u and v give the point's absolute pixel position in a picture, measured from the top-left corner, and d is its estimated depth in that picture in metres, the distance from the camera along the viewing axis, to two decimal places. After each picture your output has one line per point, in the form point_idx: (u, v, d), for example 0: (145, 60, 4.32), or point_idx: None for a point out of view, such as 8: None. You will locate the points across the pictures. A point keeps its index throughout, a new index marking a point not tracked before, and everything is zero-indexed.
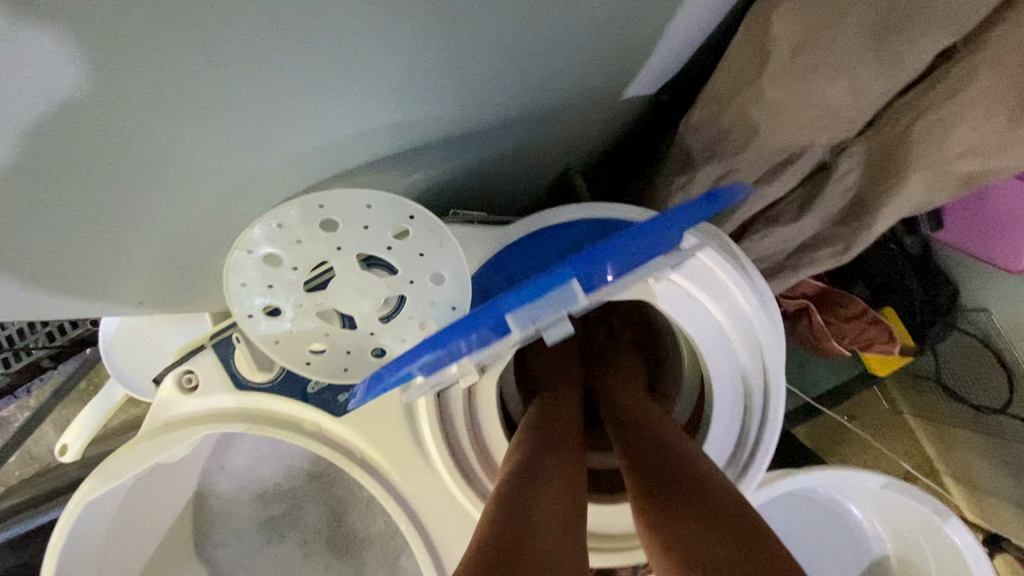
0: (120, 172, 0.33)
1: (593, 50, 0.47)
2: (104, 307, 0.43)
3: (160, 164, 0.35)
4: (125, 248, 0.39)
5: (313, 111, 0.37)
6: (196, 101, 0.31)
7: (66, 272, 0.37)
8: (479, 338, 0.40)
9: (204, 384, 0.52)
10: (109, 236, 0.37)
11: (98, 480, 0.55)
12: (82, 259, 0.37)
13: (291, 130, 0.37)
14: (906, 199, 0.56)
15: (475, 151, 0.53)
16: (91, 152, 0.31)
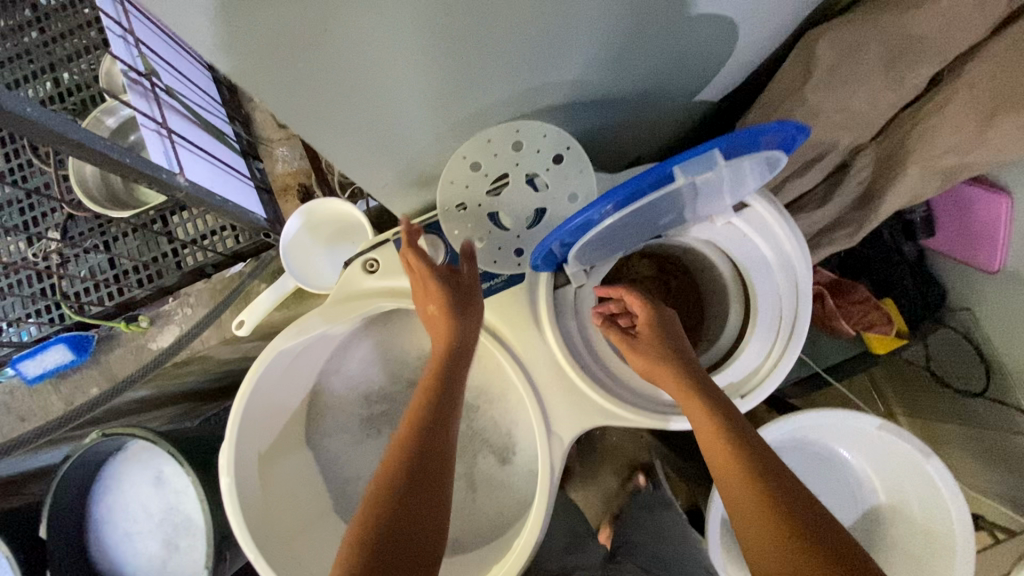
0: (417, 90, 0.52)
1: (693, 55, 0.67)
2: (357, 176, 0.62)
3: (436, 98, 0.55)
4: (380, 150, 0.59)
5: (527, 70, 0.56)
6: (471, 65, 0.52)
7: (350, 147, 0.56)
8: (619, 202, 0.53)
9: (384, 269, 0.71)
10: (385, 129, 0.56)
11: (289, 335, 0.71)
12: (362, 140, 0.56)
13: (510, 78, 0.56)
14: (905, 189, 0.76)
15: (594, 122, 0.72)
16: (413, 80, 0.51)
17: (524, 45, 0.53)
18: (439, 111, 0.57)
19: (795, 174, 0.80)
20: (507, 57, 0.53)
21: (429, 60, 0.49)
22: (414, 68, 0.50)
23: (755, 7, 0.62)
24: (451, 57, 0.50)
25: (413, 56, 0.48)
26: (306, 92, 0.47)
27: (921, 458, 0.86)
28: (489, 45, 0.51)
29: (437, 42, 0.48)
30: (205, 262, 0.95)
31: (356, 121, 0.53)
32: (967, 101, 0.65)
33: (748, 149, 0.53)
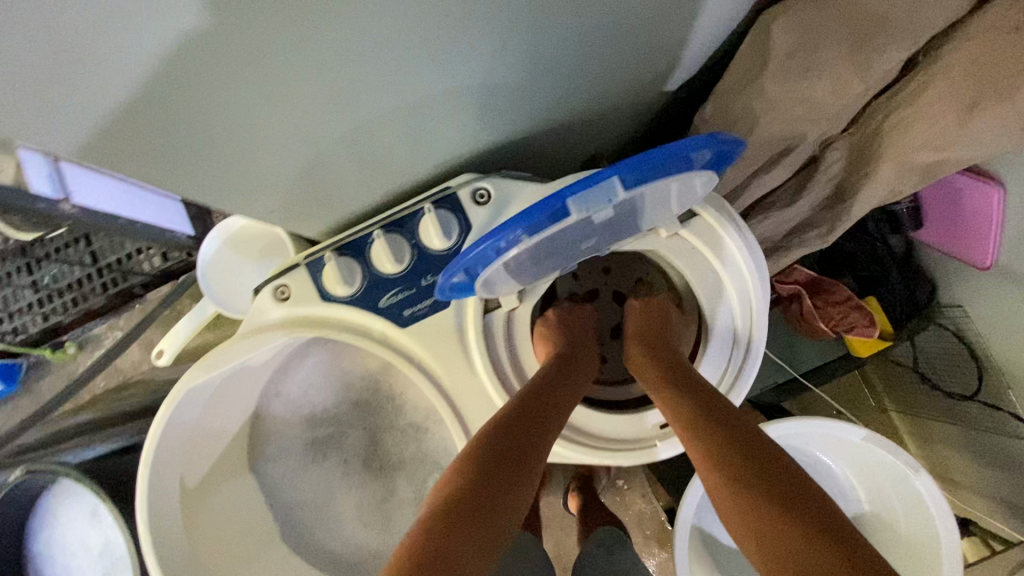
0: (270, 112, 0.43)
1: (631, 45, 0.58)
2: (244, 208, 0.55)
3: (304, 120, 0.46)
4: (257, 180, 0.51)
5: (416, 78, 0.47)
6: (336, 83, 0.43)
7: (217, 180, 0.48)
8: (528, 229, 0.46)
9: (296, 295, 0.64)
10: (249, 158, 0.48)
11: (201, 369, 0.66)
12: (222, 170, 0.47)
13: (392, 92, 0.47)
14: (880, 186, 0.68)
15: (526, 126, 0.64)
16: (262, 105, 0.42)
17: (409, 54, 0.44)
18: (322, 130, 0.49)
19: (759, 171, 0.72)
20: (380, 72, 0.44)
21: (272, 86, 0.40)
22: (257, 92, 0.41)
23: None
24: (300, 79, 0.41)
25: (250, 78, 0.39)
26: (138, 137, 0.39)
27: (910, 473, 0.79)
28: (355, 62, 0.42)
29: (273, 66, 0.39)
30: (131, 284, 0.87)
31: (204, 155, 0.45)
32: (947, 89, 0.56)
33: (653, 177, 0.45)
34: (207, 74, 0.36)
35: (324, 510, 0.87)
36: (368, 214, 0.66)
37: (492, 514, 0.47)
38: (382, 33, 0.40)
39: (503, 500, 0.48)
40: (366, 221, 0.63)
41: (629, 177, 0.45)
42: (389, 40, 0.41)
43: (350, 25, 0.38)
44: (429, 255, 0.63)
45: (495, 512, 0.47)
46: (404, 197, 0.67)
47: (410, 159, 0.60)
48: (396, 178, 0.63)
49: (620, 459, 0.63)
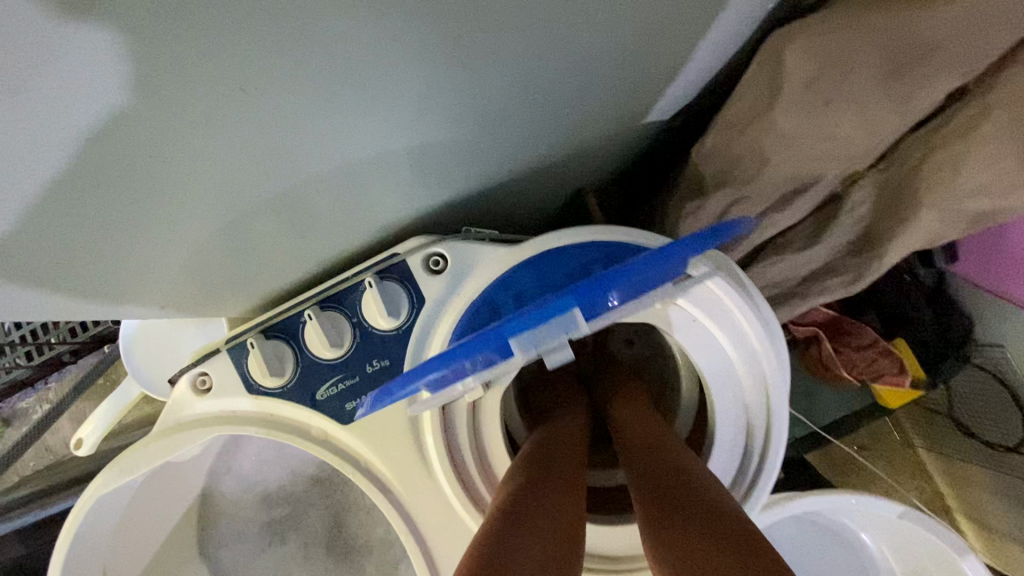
0: (118, 216, 0.32)
1: (611, 79, 0.46)
2: (128, 307, 0.43)
3: (176, 214, 0.35)
4: (135, 280, 0.40)
5: (320, 149, 0.36)
6: (200, 168, 0.32)
7: (78, 293, 0.37)
8: (484, 357, 0.41)
9: (218, 387, 0.54)
10: (114, 264, 0.36)
11: (112, 474, 0.56)
12: (79, 284, 0.36)
13: (289, 165, 0.36)
14: (918, 233, 0.56)
15: (487, 174, 0.53)
16: (100, 213, 0.30)
17: (300, 127, 0.32)
18: (210, 220, 0.38)
19: (768, 214, 0.62)
20: (264, 147, 0.33)
21: (101, 190, 0.29)
22: (82, 201, 0.29)
23: (692, 6, 0.41)
24: (141, 175, 0.29)
25: (59, 190, 0.27)
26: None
27: (955, 556, 0.68)
28: (220, 143, 0.30)
29: (89, 171, 0.27)
30: (58, 352, 0.76)
31: (45, 276, 0.33)
32: (1004, 124, 0.44)
33: (626, 292, 0.41)
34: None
35: None
36: (304, 285, 0.55)
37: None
38: (271, 108, 0.29)
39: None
40: (299, 298, 0.53)
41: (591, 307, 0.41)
42: (261, 114, 0.29)
43: (220, 108, 0.27)
44: (374, 337, 0.52)
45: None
46: (348, 262, 0.56)
47: (347, 224, 0.50)
48: (334, 245, 0.52)
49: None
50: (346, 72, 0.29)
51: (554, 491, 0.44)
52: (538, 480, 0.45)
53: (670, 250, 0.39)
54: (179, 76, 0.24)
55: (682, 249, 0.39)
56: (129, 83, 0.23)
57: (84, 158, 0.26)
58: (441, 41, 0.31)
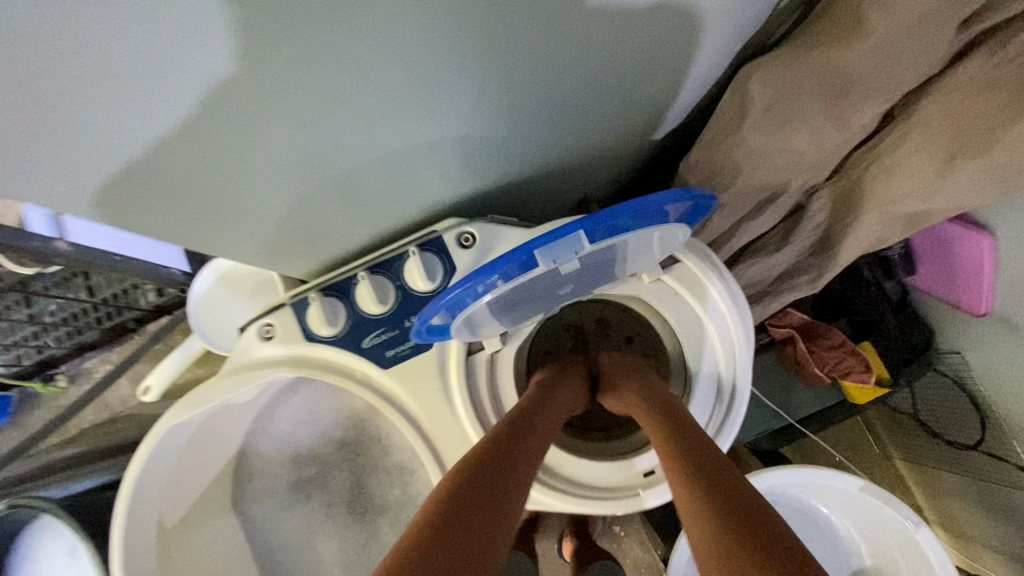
0: (246, 167, 0.44)
1: (613, 95, 0.59)
2: (224, 251, 0.55)
3: (283, 172, 0.47)
4: (236, 227, 0.52)
5: (391, 133, 0.48)
6: (309, 138, 0.44)
7: (198, 229, 0.49)
8: (507, 273, 0.48)
9: (280, 335, 0.65)
10: (230, 208, 0.48)
11: (182, 407, 0.66)
12: (202, 221, 0.48)
13: (368, 145, 0.48)
14: (866, 233, 0.68)
15: (510, 170, 0.65)
16: (237, 161, 0.42)
17: (382, 114, 0.44)
18: (302, 182, 0.50)
19: (744, 217, 0.74)
20: (355, 128, 0.45)
21: (243, 144, 0.41)
22: (229, 150, 0.41)
23: (672, 42, 0.54)
24: (271, 136, 0.41)
25: (221, 138, 0.39)
26: (126, 197, 0.40)
27: (910, 527, 0.76)
28: (327, 121, 0.42)
29: (242, 128, 0.39)
30: (125, 318, 0.88)
31: (184, 207, 0.45)
32: (925, 142, 0.56)
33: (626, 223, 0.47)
34: (168, 137, 0.36)
35: (305, 552, 0.85)
36: (355, 255, 0.67)
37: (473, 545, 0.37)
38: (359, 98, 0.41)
39: (481, 525, 0.39)
40: (352, 263, 0.64)
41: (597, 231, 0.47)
42: (361, 101, 0.41)
43: (325, 94, 0.39)
44: (412, 298, 0.64)
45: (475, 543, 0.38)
46: (390, 237, 0.67)
47: (394, 201, 0.61)
48: (381, 220, 0.64)
49: (607, 507, 0.61)
50: (417, 73, 0.41)
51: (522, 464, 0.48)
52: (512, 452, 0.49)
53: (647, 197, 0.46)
54: (320, 67, 0.36)
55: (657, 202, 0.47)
56: (291, 68, 0.35)
57: (243, 117, 0.38)
58: (483, 52, 0.42)
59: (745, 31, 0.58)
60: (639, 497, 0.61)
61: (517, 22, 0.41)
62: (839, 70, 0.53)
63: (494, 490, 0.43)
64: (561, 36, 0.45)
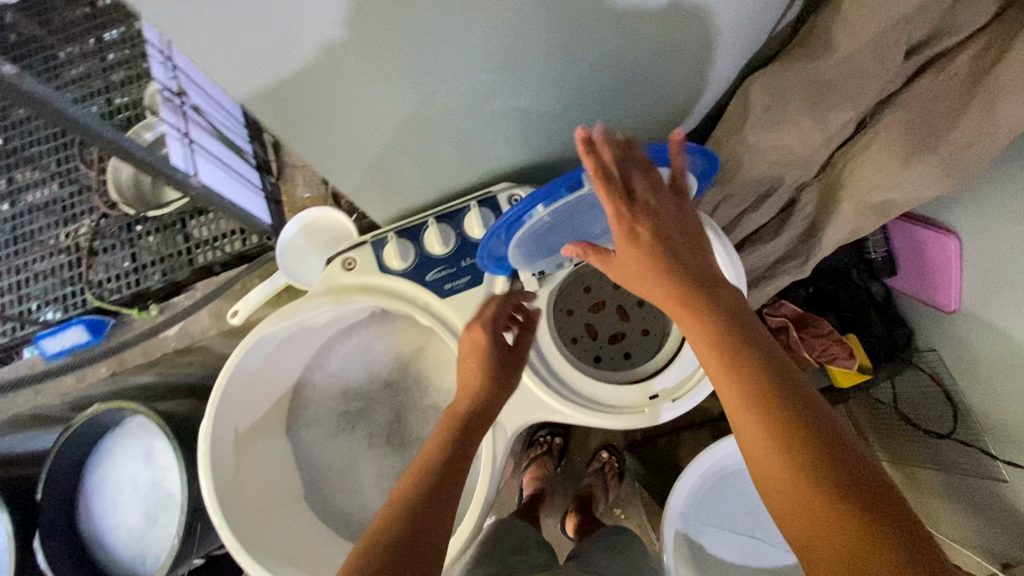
0: (371, 105, 0.59)
1: (642, 90, 0.75)
2: (334, 177, 0.71)
3: (393, 117, 0.62)
4: (348, 157, 0.67)
5: (475, 97, 0.63)
6: (419, 91, 0.59)
7: (323, 150, 0.65)
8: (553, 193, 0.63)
9: (360, 266, 0.80)
10: (348, 138, 0.64)
11: (272, 321, 0.81)
12: (327, 143, 0.64)
13: (458, 104, 0.63)
14: (845, 222, 0.82)
15: (554, 146, 0.81)
16: (366, 98, 0.58)
17: (473, 79, 0.60)
18: (403, 129, 0.65)
19: (746, 208, 0.89)
20: (451, 87, 0.60)
21: (374, 86, 0.56)
22: (363, 89, 0.56)
23: (693, 49, 0.69)
24: (394, 84, 0.57)
25: (363, 77, 0.54)
26: (284, 118, 0.58)
27: None
28: (435, 79, 0.58)
29: (379, 72, 0.54)
30: (212, 262, 1.04)
31: (319, 129, 0.61)
32: (889, 140, 0.71)
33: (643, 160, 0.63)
34: (331, 66, 0.52)
35: (347, 474, 0.98)
36: (424, 207, 0.82)
37: (449, 499, 0.58)
38: (456, 67, 0.57)
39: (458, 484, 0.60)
40: (424, 212, 0.79)
41: None
42: (462, 66, 0.57)
43: (434, 61, 0.55)
44: (470, 242, 0.79)
45: (452, 497, 0.58)
46: (453, 194, 0.83)
47: (462, 161, 0.77)
48: (449, 178, 0.79)
49: (614, 423, 0.75)
50: (504, 49, 0.57)
51: (458, 460, 0.62)
52: (453, 450, 0.62)
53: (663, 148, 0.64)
54: (442, 34, 0.52)
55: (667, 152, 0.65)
56: (425, 31, 0.51)
57: (383, 63, 0.53)
58: (551, 44, 0.59)
59: (753, 46, 0.73)
60: (644, 414, 0.74)
61: (578, 25, 0.57)
62: (824, 79, 0.67)
63: (434, 503, 0.57)
64: (604, 38, 0.61)
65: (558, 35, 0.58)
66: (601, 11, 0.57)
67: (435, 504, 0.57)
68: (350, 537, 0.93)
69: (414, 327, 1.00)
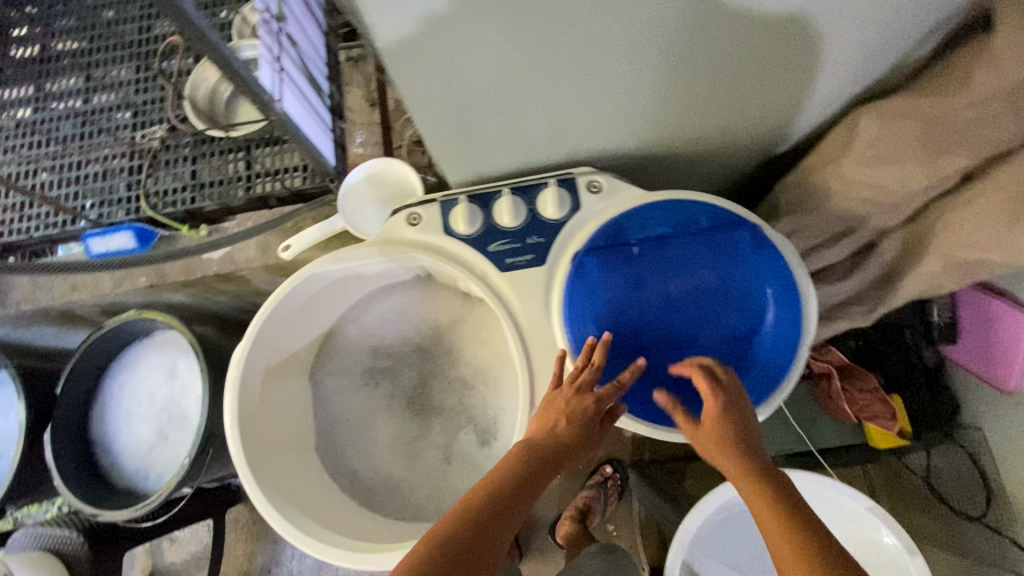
0: (478, 61, 0.57)
1: (747, 102, 0.73)
2: (421, 129, 0.69)
3: (497, 76, 0.60)
4: (438, 112, 0.66)
5: (579, 70, 0.61)
6: (528, 54, 0.57)
7: (416, 98, 0.63)
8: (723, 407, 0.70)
9: (425, 224, 0.78)
10: (447, 92, 0.62)
11: (325, 262, 0.79)
12: (422, 93, 0.62)
13: (560, 73, 0.61)
14: (926, 274, 0.79)
15: (643, 139, 0.79)
16: (475, 52, 0.56)
17: (582, 50, 0.58)
18: (498, 92, 0.63)
19: (822, 243, 0.86)
20: (557, 54, 0.58)
21: (488, 39, 0.54)
22: (474, 40, 0.54)
23: (808, 69, 0.67)
24: (507, 40, 0.55)
25: (478, 27, 0.52)
26: (409, 71, 0.58)
27: (906, 555, 0.83)
28: (547, 41, 0.55)
29: (495, 23, 0.52)
30: (270, 194, 1.04)
31: (419, 78, 0.59)
32: (989, 199, 0.66)
33: (779, 340, 0.70)
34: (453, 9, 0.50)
35: (362, 430, 0.96)
36: (499, 177, 0.81)
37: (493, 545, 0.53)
38: (582, 39, 0.56)
39: (504, 534, 0.55)
40: (499, 181, 0.78)
41: (775, 351, 0.70)
42: (576, 32, 0.55)
43: (566, 30, 0.55)
44: (540, 221, 0.77)
45: (506, 528, 0.55)
46: (531, 169, 0.81)
47: (548, 138, 0.75)
48: (531, 152, 0.78)
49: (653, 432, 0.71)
50: (627, 21, 0.54)
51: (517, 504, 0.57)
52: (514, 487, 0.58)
53: (791, 320, 0.70)
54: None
55: (788, 320, 0.70)
56: None
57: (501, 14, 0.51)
58: (673, 36, 0.58)
59: (868, 77, 0.70)
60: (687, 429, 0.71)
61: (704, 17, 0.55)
62: (939, 124, 0.64)
63: (482, 538, 0.53)
64: (725, 47, 0.61)
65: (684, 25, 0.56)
66: (731, 21, 0.57)
67: (480, 540, 0.53)
68: (353, 494, 0.91)
69: (456, 297, 0.99)
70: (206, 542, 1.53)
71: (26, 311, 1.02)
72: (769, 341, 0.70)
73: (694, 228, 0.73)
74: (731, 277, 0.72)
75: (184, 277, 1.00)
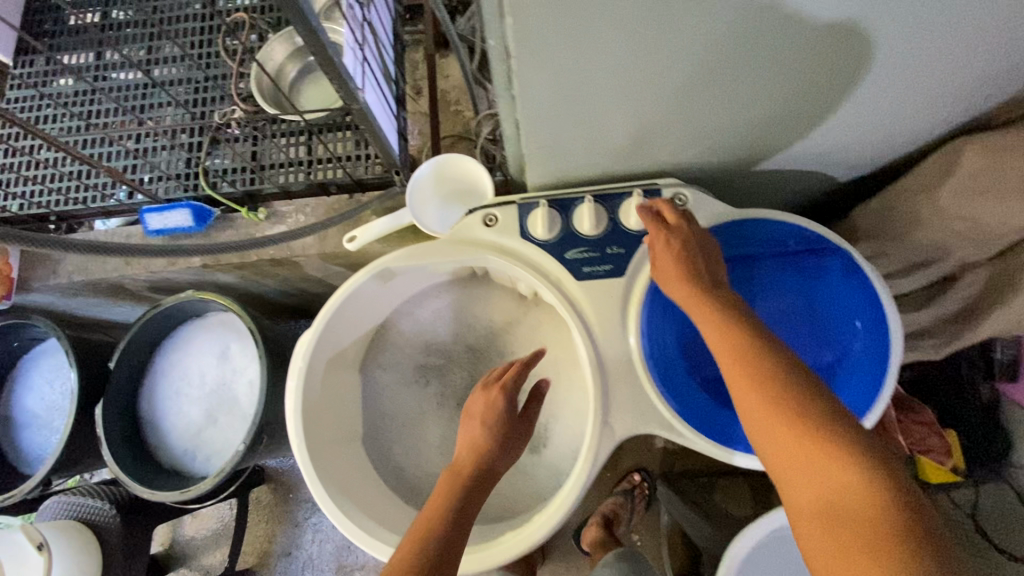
0: (587, 65, 0.55)
1: (844, 121, 0.70)
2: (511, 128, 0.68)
3: (601, 81, 0.58)
4: (532, 113, 0.64)
5: (685, 78, 0.59)
6: (639, 59, 0.55)
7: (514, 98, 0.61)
8: None
9: (501, 225, 0.77)
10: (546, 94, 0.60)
11: (399, 257, 0.78)
12: (521, 93, 0.60)
13: (665, 80, 0.59)
14: (1012, 314, 0.76)
15: (729, 151, 0.77)
16: (586, 56, 0.54)
17: (694, 57, 0.55)
18: (597, 97, 0.61)
19: (900, 270, 0.84)
20: (669, 60, 0.55)
21: (603, 44, 0.52)
22: (588, 44, 0.52)
23: (922, 92, 0.65)
24: (622, 45, 0.52)
25: (597, 30, 0.50)
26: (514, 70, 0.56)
27: None
28: (662, 47, 0.53)
29: (615, 27, 0.50)
30: (330, 180, 1.02)
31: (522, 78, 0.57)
32: None
33: (864, 372, 0.68)
34: (576, 11, 0.47)
35: (410, 426, 0.95)
36: (577, 181, 0.79)
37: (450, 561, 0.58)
38: (698, 47, 0.54)
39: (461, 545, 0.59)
40: (581, 187, 0.76)
41: (859, 384, 0.68)
42: (693, 39, 0.52)
43: (684, 37, 0.52)
44: (620, 231, 0.75)
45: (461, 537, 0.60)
46: (610, 175, 0.79)
47: (634, 145, 0.73)
48: (613, 158, 0.76)
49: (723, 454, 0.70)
50: (747, 32, 0.52)
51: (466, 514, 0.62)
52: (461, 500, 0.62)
53: (879, 353, 0.68)
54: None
55: (876, 351, 0.68)
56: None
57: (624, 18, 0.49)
58: (790, 48, 0.55)
59: (977, 104, 0.68)
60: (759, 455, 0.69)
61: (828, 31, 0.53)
62: None
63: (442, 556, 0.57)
64: (843, 65, 0.59)
65: (804, 39, 0.53)
66: (855, 38, 0.55)
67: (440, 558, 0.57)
68: (399, 491, 0.91)
69: (513, 299, 0.97)
70: (228, 520, 1.53)
71: (78, 283, 1.01)
72: (854, 373, 0.68)
73: (782, 250, 0.72)
74: (815, 304, 0.71)
75: (238, 260, 0.99)
